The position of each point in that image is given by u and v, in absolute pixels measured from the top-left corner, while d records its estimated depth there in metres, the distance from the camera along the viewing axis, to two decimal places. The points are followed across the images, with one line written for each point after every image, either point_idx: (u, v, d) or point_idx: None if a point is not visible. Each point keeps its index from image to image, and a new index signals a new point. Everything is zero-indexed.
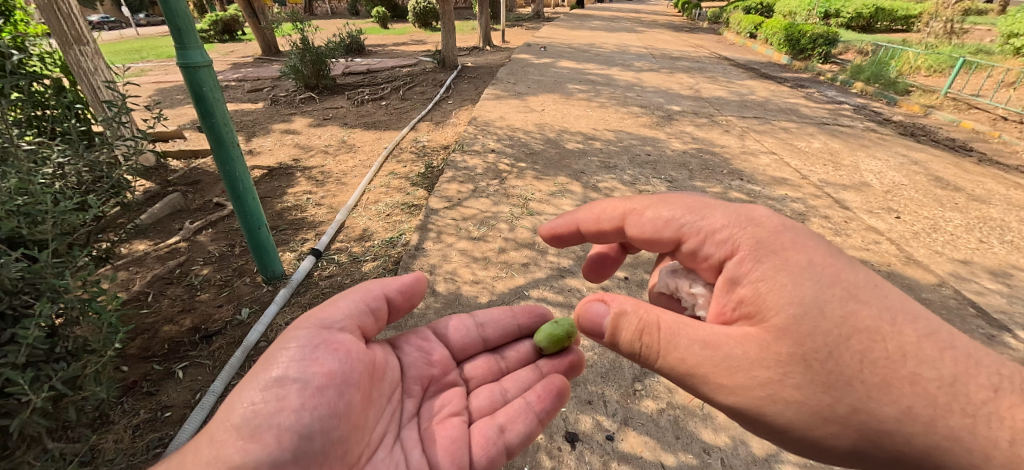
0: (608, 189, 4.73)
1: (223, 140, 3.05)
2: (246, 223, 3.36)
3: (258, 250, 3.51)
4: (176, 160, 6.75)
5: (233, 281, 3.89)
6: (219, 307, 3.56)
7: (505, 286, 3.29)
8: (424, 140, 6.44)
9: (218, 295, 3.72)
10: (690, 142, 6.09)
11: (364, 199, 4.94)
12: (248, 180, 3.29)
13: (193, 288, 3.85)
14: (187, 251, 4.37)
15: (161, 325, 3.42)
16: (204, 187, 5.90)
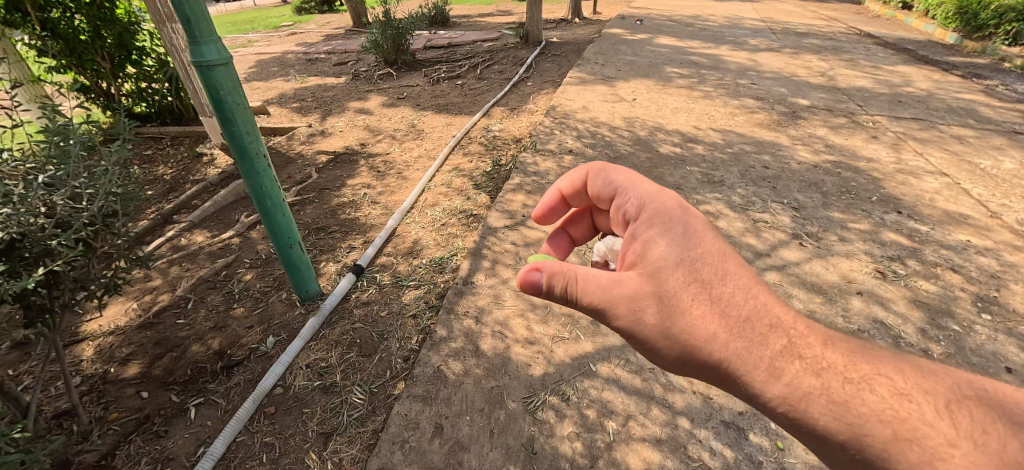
0: (710, 214, 3.82)
1: (245, 152, 2.42)
2: (276, 241, 2.76)
3: (292, 270, 2.92)
4: None
5: (271, 295, 3.25)
6: (250, 329, 2.97)
7: (565, 355, 2.57)
8: (496, 129, 5.72)
9: (252, 312, 3.11)
10: (825, 151, 4.95)
11: (422, 200, 4.28)
12: (280, 197, 2.65)
13: (231, 297, 3.25)
14: (240, 249, 3.77)
15: (191, 342, 2.92)
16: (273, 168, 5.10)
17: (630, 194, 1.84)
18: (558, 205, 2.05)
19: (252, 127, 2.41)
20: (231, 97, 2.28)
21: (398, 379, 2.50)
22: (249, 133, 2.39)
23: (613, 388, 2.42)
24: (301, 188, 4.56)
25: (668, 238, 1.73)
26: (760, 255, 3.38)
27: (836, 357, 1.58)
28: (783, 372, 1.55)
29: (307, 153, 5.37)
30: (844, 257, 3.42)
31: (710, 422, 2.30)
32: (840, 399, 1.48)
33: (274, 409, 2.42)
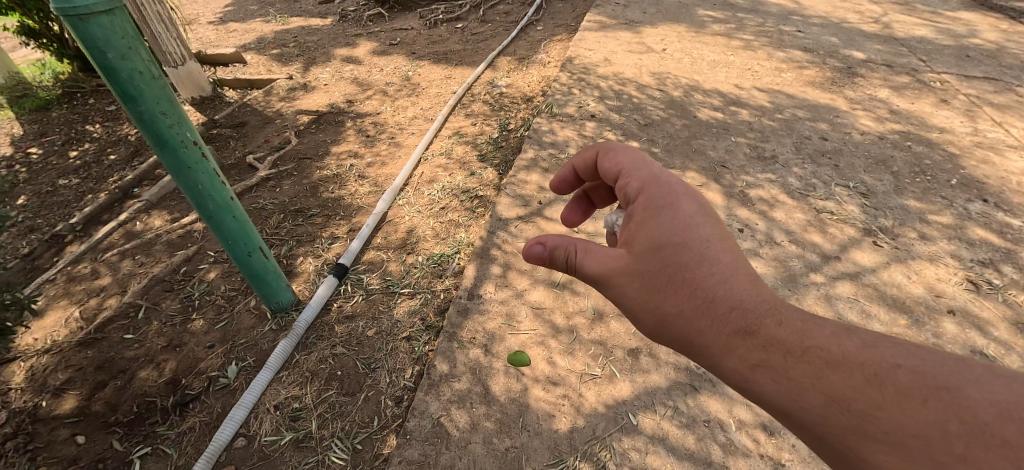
0: (763, 201, 3.20)
1: (164, 137, 1.77)
2: (230, 249, 2.16)
3: (257, 280, 2.35)
4: (231, 89, 5.23)
5: (236, 302, 2.68)
6: (210, 350, 2.44)
7: (597, 401, 2.10)
8: (503, 85, 4.95)
9: (212, 327, 2.56)
10: (888, 119, 4.15)
11: (418, 174, 3.63)
12: (228, 192, 2.03)
13: (190, 304, 2.70)
14: (203, 237, 3.16)
15: (140, 366, 2.39)
16: (248, 132, 4.38)
17: (632, 167, 1.44)
18: (570, 177, 1.64)
19: (170, 103, 1.75)
20: (126, 59, 1.61)
21: (388, 431, 2.07)
22: (165, 113, 1.73)
23: (658, 450, 1.95)
24: (278, 158, 3.90)
25: (662, 208, 1.35)
26: (827, 258, 2.79)
27: (789, 322, 1.21)
28: (727, 350, 1.23)
29: (286, 113, 4.65)
30: (926, 262, 2.76)
31: None
32: (782, 366, 1.16)
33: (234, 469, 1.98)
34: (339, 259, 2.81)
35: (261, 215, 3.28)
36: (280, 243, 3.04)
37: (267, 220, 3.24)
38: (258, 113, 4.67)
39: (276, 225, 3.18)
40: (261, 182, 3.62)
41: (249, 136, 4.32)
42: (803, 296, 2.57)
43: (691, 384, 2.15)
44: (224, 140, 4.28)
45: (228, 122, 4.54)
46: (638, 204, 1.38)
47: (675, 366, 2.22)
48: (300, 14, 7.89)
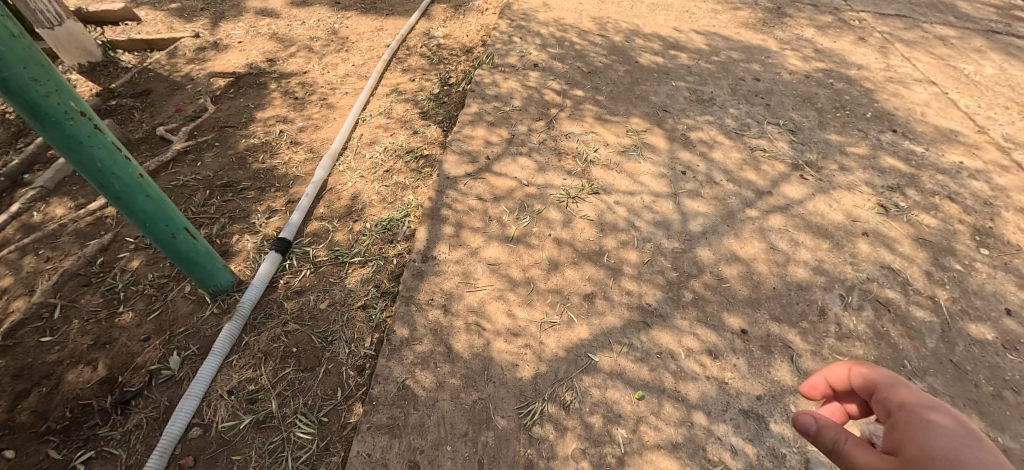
0: (703, 143, 3.32)
1: (42, 109, 1.60)
2: (149, 232, 2.03)
3: (187, 263, 2.25)
4: (127, 53, 4.66)
5: (169, 290, 2.55)
6: (145, 343, 2.34)
7: (557, 347, 2.19)
8: (440, 35, 4.73)
9: (145, 318, 2.43)
10: (813, 58, 4.35)
11: (357, 136, 3.47)
12: (133, 168, 1.88)
13: (115, 297, 2.53)
14: (119, 222, 2.92)
15: (66, 368, 2.24)
16: (155, 102, 3.97)
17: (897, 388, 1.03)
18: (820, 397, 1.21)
19: (41, 68, 1.57)
20: None
21: (354, 401, 2.09)
22: (38, 79, 1.56)
23: (617, 385, 2.08)
24: (193, 128, 3.58)
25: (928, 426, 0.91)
26: (762, 194, 2.96)
27: None
28: None
29: (198, 77, 4.23)
30: (846, 190, 3.00)
31: (729, 414, 2.00)
32: None
33: (192, 460, 1.93)
34: (280, 234, 2.69)
35: (184, 193, 3.05)
36: (210, 222, 2.86)
37: (191, 198, 3.02)
38: (163, 80, 4.23)
39: (204, 202, 2.98)
40: (178, 157, 3.33)
41: (159, 106, 3.94)
42: (741, 230, 2.73)
43: (644, 321, 2.29)
44: (126, 112, 3.85)
45: (129, 90, 4.08)
46: (914, 423, 0.92)
47: (627, 306, 2.35)
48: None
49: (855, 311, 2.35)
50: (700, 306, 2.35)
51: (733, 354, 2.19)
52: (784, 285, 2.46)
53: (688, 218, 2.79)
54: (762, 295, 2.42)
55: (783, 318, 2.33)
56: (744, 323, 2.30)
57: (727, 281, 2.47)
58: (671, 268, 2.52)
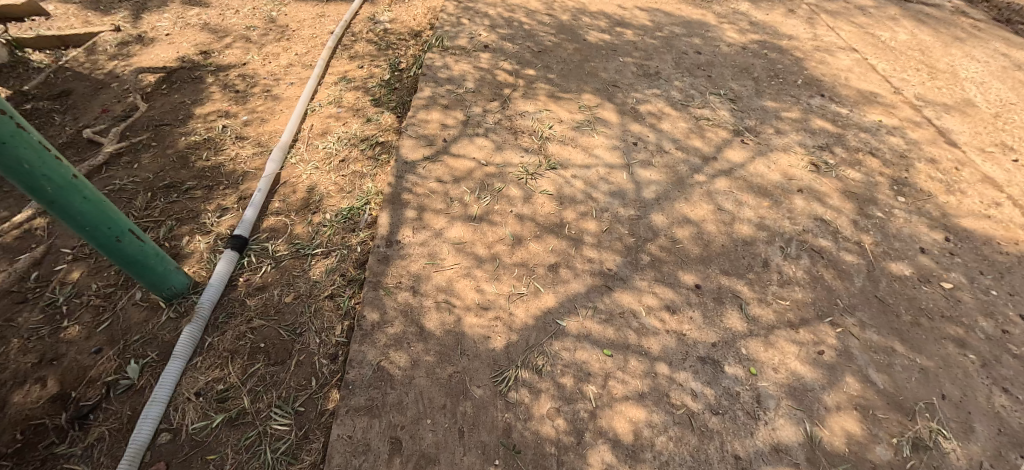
0: (652, 115, 3.47)
1: None
2: (90, 236, 1.96)
3: (135, 267, 2.18)
4: (37, 52, 4.01)
5: (118, 298, 2.43)
6: (97, 356, 2.23)
7: (526, 316, 2.28)
8: (386, 20, 4.66)
9: (94, 330, 2.32)
10: (748, 30, 4.58)
11: (308, 127, 3.40)
12: (66, 169, 1.79)
13: (55, 311, 2.38)
14: (51, 233, 2.72)
15: (8, 390, 2.10)
16: (78, 103, 3.56)
17: None
18: None
19: None
20: None
21: (329, 388, 2.08)
22: None
23: (585, 346, 2.19)
24: (125, 129, 3.30)
25: None
26: (708, 160, 3.15)
27: None
28: None
29: (124, 74, 3.82)
30: (782, 152, 3.26)
31: (688, 362, 2.18)
32: None
33: (164, 465, 1.88)
34: (234, 231, 2.63)
35: (122, 197, 2.86)
36: (155, 226, 2.73)
37: (130, 201, 2.85)
38: (85, 79, 3.77)
39: (146, 205, 2.83)
40: (111, 159, 3.09)
41: (80, 106, 3.52)
42: (690, 195, 2.91)
43: (606, 285, 2.42)
44: (44, 116, 3.41)
45: (45, 92, 3.60)
46: None
47: (590, 273, 2.47)
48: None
49: (794, 261, 2.63)
50: (657, 267, 2.51)
51: (689, 308, 2.36)
52: (732, 242, 2.68)
53: (642, 186, 2.93)
54: (712, 253, 2.62)
55: (732, 272, 2.55)
56: (698, 279, 2.49)
57: (681, 242, 2.64)
58: (629, 235, 2.66)
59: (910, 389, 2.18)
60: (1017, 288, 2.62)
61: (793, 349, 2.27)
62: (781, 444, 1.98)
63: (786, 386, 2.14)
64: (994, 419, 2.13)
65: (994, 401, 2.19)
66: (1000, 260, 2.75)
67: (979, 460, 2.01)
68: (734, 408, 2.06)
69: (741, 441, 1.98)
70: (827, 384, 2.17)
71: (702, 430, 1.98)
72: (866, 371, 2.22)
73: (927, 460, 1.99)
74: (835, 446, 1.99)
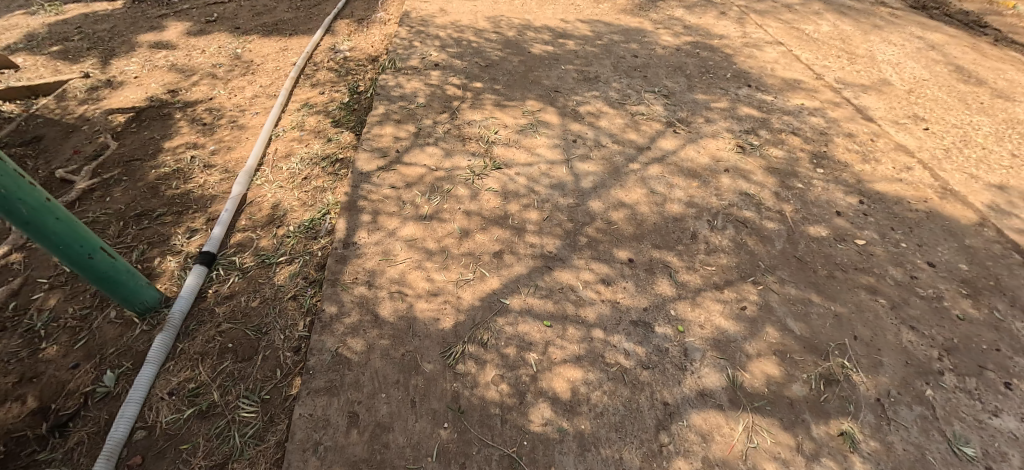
0: (591, 114, 3.75)
1: None
2: (63, 255, 2.07)
3: (105, 283, 2.28)
4: (7, 103, 4.21)
5: (94, 318, 2.55)
6: (75, 370, 2.34)
7: (473, 298, 2.49)
8: (346, 49, 4.95)
9: (71, 347, 2.43)
10: (683, 33, 4.93)
11: (272, 152, 3.61)
12: (37, 192, 1.92)
13: (34, 335, 2.50)
14: (28, 266, 2.85)
15: None
16: (50, 147, 3.75)
17: None
18: None
19: None
20: None
21: (292, 376, 2.26)
22: None
23: (527, 319, 2.40)
24: (97, 167, 3.49)
25: None
26: (642, 149, 3.42)
27: None
28: None
29: (94, 116, 4.03)
30: (710, 138, 3.54)
31: (622, 325, 2.40)
32: None
33: (141, 458, 2.01)
34: (203, 249, 2.77)
35: (95, 228, 3.01)
36: (128, 250, 2.88)
37: (104, 230, 3.00)
38: (57, 124, 3.97)
39: (119, 233, 2.98)
40: (83, 194, 3.26)
41: (53, 150, 3.72)
42: (626, 182, 3.17)
43: (547, 265, 2.65)
44: (18, 161, 3.60)
45: (18, 139, 3.80)
46: None
47: (533, 256, 2.69)
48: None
49: (720, 231, 2.87)
50: (593, 246, 2.75)
51: (622, 279, 2.59)
52: (663, 220, 2.92)
53: (581, 178, 3.19)
54: (645, 230, 2.86)
55: (663, 245, 2.78)
56: (631, 253, 2.72)
57: (616, 223, 2.89)
58: (568, 220, 2.90)
59: (824, 333, 2.40)
60: (925, 239, 2.88)
61: (718, 307, 2.50)
62: (706, 388, 2.19)
63: (711, 339, 2.36)
64: (901, 353, 2.33)
65: (902, 337, 2.40)
66: (909, 216, 3.01)
67: (887, 388, 2.21)
68: (663, 362, 2.27)
69: (670, 389, 2.18)
70: (749, 335, 2.39)
71: (634, 383, 2.19)
72: (784, 321, 2.44)
73: (838, 392, 2.19)
74: (756, 386, 2.20)
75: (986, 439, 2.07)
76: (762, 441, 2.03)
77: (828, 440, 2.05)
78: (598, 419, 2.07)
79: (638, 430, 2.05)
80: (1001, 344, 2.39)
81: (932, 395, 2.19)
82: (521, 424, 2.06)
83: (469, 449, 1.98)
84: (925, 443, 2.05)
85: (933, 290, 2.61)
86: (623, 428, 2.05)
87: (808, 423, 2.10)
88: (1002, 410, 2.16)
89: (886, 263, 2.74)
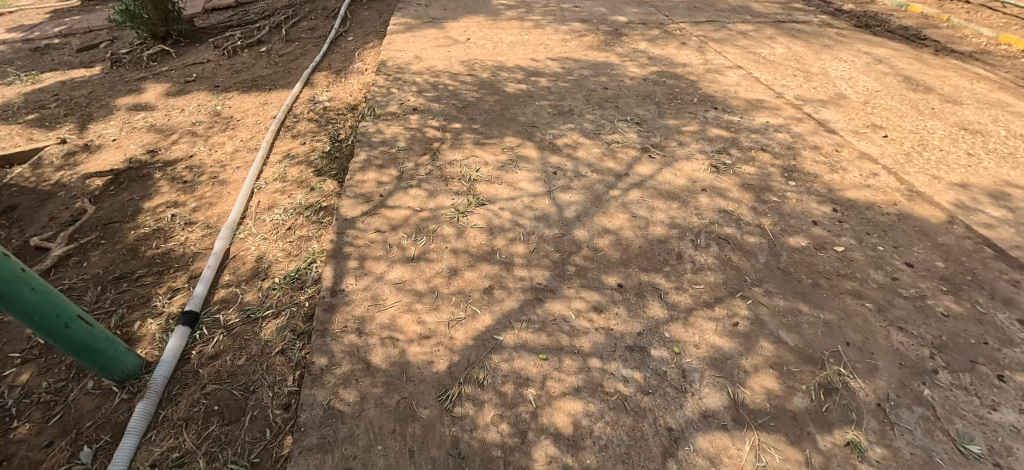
0: (568, 146, 3.83)
1: None
2: (39, 327, 1.98)
3: (85, 353, 2.19)
4: None
5: (70, 391, 2.43)
6: (49, 449, 2.21)
7: (466, 337, 2.45)
8: (325, 99, 5.03)
9: (45, 424, 2.30)
10: (648, 64, 5.13)
11: (255, 204, 3.58)
12: (13, 263, 1.85)
13: (5, 414, 2.36)
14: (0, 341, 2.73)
15: None
16: (25, 215, 3.67)
17: None
18: None
19: None
20: None
21: (282, 435, 2.17)
22: None
23: (523, 354, 2.37)
24: (73, 232, 3.41)
25: None
26: (620, 176, 3.49)
27: None
28: None
29: (71, 181, 3.98)
30: (685, 160, 3.64)
31: (617, 352, 2.37)
32: None
33: None
34: (185, 308, 2.69)
35: (71, 295, 2.92)
36: (106, 315, 2.78)
37: (80, 297, 2.90)
38: (32, 192, 3.90)
39: (96, 299, 2.89)
40: (59, 261, 3.17)
41: (28, 218, 3.64)
42: (607, 208, 3.21)
43: (537, 297, 2.63)
44: None
45: None
46: None
47: (523, 289, 2.68)
48: (44, 64, 6.25)
49: (704, 250, 2.91)
50: (582, 275, 2.75)
51: (614, 305, 2.59)
52: (648, 243, 2.95)
53: (563, 208, 3.22)
54: (631, 254, 2.88)
55: (650, 268, 2.80)
56: (620, 279, 2.73)
57: (602, 250, 2.90)
58: (554, 251, 2.91)
59: (818, 342, 2.40)
60: (900, 241, 2.94)
61: (711, 325, 2.49)
62: (708, 410, 2.15)
63: (708, 358, 2.34)
64: (894, 355, 2.34)
65: (892, 339, 2.41)
66: (882, 220, 3.09)
67: (885, 392, 2.20)
68: (662, 386, 2.24)
69: (672, 413, 2.14)
70: (744, 351, 2.38)
71: (636, 411, 2.15)
72: (777, 334, 2.44)
73: (839, 401, 2.17)
74: (757, 402, 2.17)
75: (989, 435, 2.05)
76: (770, 459, 1.99)
77: (835, 452, 2.01)
78: (603, 451, 2.02)
79: (645, 460, 1.99)
80: (988, 337, 2.42)
81: (930, 395, 2.19)
82: (524, 464, 1.99)
83: None
84: (931, 445, 2.03)
85: (915, 289, 2.66)
86: (630, 459, 1.99)
87: (814, 436, 2.06)
88: (1000, 404, 2.16)
89: (870, 269, 2.77)
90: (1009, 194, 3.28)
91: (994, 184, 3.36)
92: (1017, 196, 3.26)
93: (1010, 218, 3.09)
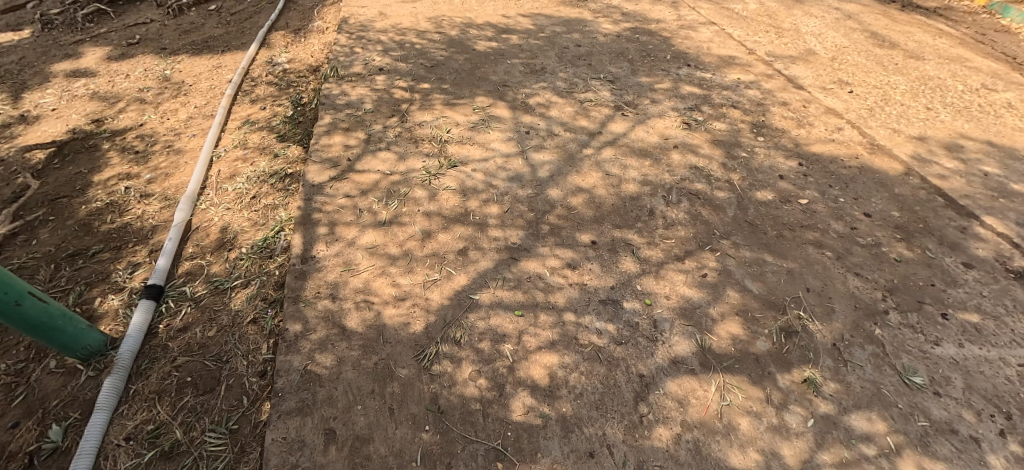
0: (541, 105, 3.78)
1: None
2: None
3: (41, 331, 2.10)
4: None
5: (31, 371, 2.35)
6: (15, 429, 2.14)
7: (441, 298, 2.46)
8: (284, 61, 4.79)
9: (7, 405, 2.22)
10: (622, 20, 5.05)
11: (215, 173, 3.44)
12: None
13: None
14: None
15: None
16: None
17: None
18: None
19: None
20: None
21: (260, 401, 2.16)
22: None
23: (498, 312, 2.39)
24: (19, 208, 3.21)
25: None
26: (594, 134, 3.47)
27: None
28: None
29: (8, 155, 3.72)
30: (657, 118, 3.64)
31: (591, 306, 2.42)
32: None
33: None
34: (147, 283, 2.59)
35: (22, 275, 2.78)
36: (64, 293, 2.67)
37: (32, 276, 2.77)
38: None
39: (51, 277, 2.76)
40: (6, 240, 3.00)
41: None
42: (581, 167, 3.21)
43: (511, 256, 2.65)
44: None
45: None
46: None
47: (497, 249, 2.69)
48: None
49: (675, 205, 2.95)
50: (556, 233, 2.77)
51: (588, 261, 2.62)
52: (621, 201, 2.98)
53: (537, 168, 3.20)
54: (605, 212, 2.90)
55: (623, 225, 2.83)
56: (594, 236, 2.76)
57: (576, 208, 2.92)
58: (528, 210, 2.91)
59: (781, 290, 2.50)
60: (860, 192, 3.05)
61: (681, 277, 2.56)
62: (678, 356, 2.23)
63: (678, 309, 2.42)
64: (850, 299, 2.46)
65: (849, 284, 2.53)
66: (845, 173, 3.19)
67: (841, 333, 2.32)
68: (635, 336, 2.30)
69: (644, 361, 2.22)
70: (712, 300, 2.46)
71: (609, 360, 2.21)
72: (743, 283, 2.53)
73: (798, 342, 2.28)
74: (724, 348, 2.27)
75: (932, 367, 2.20)
76: (735, 398, 2.09)
77: (794, 389, 2.13)
78: (578, 400, 2.08)
79: (618, 405, 2.07)
80: (935, 279, 2.56)
81: (880, 334, 2.32)
82: (502, 415, 2.04)
83: (454, 449, 1.94)
84: (880, 378, 2.16)
85: (872, 237, 2.77)
86: (604, 405, 2.07)
87: (775, 375, 2.17)
88: (943, 339, 2.31)
89: (832, 220, 2.87)
90: (963, 145, 3.41)
91: (949, 137, 3.49)
92: (969, 147, 3.40)
93: (962, 168, 3.23)
